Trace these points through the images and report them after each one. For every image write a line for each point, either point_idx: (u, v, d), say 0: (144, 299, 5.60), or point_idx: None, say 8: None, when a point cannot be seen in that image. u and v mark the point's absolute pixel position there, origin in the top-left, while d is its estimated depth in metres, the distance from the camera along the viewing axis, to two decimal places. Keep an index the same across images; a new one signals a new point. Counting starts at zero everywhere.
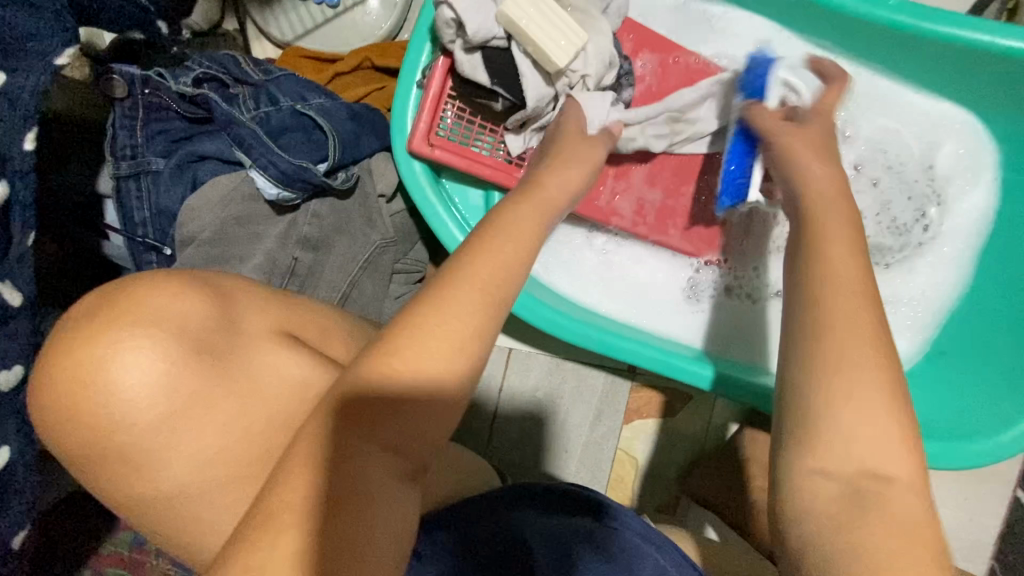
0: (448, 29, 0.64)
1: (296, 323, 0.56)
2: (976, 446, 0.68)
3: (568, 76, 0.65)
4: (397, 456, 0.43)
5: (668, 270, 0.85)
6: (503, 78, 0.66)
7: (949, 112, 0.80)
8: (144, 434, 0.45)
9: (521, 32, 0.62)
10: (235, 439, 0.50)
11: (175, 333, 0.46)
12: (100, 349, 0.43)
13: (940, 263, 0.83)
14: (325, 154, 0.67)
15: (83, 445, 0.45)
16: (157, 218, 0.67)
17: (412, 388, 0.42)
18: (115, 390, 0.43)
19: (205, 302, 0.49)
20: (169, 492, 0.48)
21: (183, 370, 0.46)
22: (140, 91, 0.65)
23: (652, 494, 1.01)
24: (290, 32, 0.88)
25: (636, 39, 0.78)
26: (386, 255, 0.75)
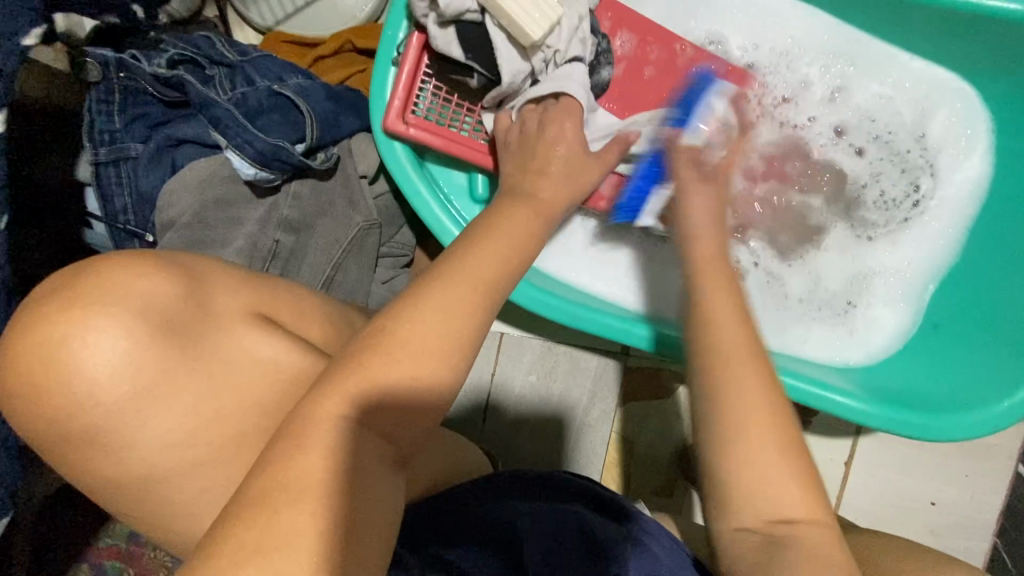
0: (422, 2, 0.64)
1: (271, 303, 0.56)
2: (973, 416, 0.67)
3: (544, 51, 0.64)
4: (372, 431, 0.43)
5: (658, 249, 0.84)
6: (478, 52, 0.65)
7: (939, 78, 0.79)
8: (115, 413, 0.45)
9: (495, 6, 0.60)
10: (214, 418, 0.50)
11: (143, 311, 0.46)
12: (68, 328, 0.43)
13: (935, 233, 0.81)
14: (303, 134, 0.67)
15: (54, 425, 0.45)
16: (138, 204, 0.67)
17: (385, 360, 0.42)
18: (82, 366, 0.43)
19: (173, 281, 0.49)
20: (149, 471, 0.48)
21: (151, 349, 0.46)
22: (115, 74, 0.65)
23: (648, 478, 1.00)
24: (271, 17, 0.87)
25: (614, 17, 0.77)
26: (371, 238, 0.74)
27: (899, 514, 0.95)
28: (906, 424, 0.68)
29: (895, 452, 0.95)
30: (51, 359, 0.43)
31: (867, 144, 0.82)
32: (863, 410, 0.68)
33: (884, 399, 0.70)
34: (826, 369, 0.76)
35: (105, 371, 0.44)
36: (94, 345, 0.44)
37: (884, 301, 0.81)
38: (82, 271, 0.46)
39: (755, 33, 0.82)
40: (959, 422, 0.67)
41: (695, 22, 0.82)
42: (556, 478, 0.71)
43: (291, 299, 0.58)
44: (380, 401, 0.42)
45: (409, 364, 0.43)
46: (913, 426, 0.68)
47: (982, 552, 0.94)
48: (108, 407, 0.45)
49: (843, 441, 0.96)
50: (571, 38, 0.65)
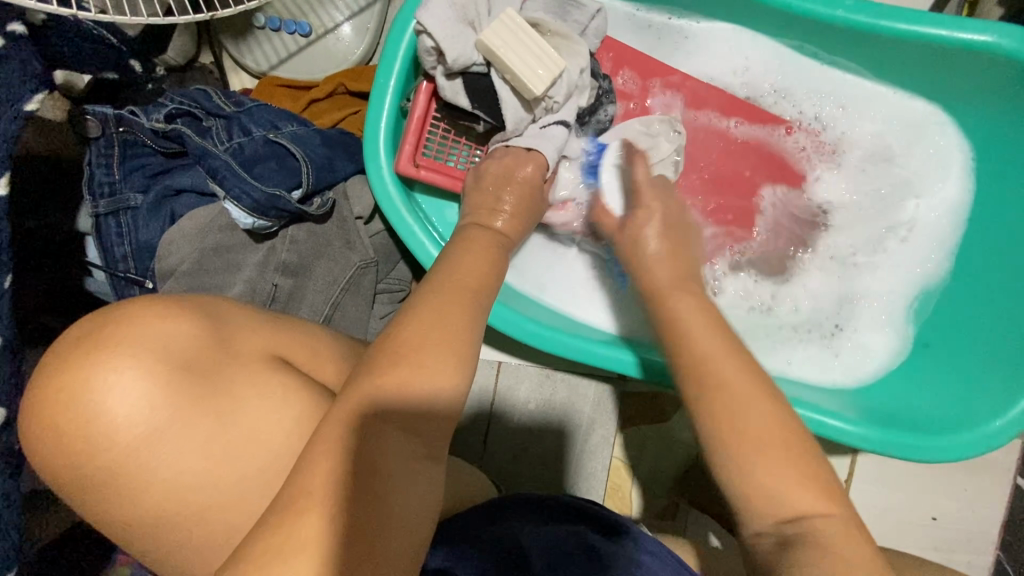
0: (430, 57, 0.66)
1: (285, 345, 0.57)
2: (965, 437, 0.68)
3: (545, 101, 0.67)
4: (373, 488, 0.44)
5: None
6: (483, 102, 0.68)
7: (923, 111, 0.82)
8: (119, 461, 0.46)
9: (499, 60, 0.64)
10: (207, 476, 0.49)
11: (165, 354, 0.47)
12: (90, 377, 0.44)
13: (919, 259, 0.83)
14: (299, 181, 0.68)
15: (66, 474, 0.46)
16: (138, 253, 0.68)
17: (395, 414, 0.46)
18: (100, 412, 0.44)
19: (191, 326, 0.50)
20: (150, 526, 0.48)
21: (168, 393, 0.47)
22: (114, 129, 0.67)
23: (649, 501, 1.01)
24: (265, 62, 0.88)
25: (615, 58, 0.80)
26: (367, 276, 0.76)
27: (901, 531, 0.96)
28: (901, 447, 0.69)
29: (894, 468, 0.96)
30: (75, 399, 0.44)
31: (848, 173, 0.85)
32: (870, 436, 0.69)
33: (879, 423, 0.71)
34: (822, 395, 0.78)
35: (128, 409, 0.45)
36: (117, 386, 0.45)
37: (874, 327, 0.83)
38: (104, 317, 0.47)
39: (742, 67, 0.84)
40: (956, 443, 0.68)
41: (682, 59, 0.85)
42: (554, 502, 0.72)
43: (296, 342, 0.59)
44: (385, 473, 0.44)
45: (411, 404, 0.46)
46: (908, 448, 0.69)
47: (985, 566, 0.94)
48: (127, 448, 0.46)
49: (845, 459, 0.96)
50: (573, 84, 0.67)
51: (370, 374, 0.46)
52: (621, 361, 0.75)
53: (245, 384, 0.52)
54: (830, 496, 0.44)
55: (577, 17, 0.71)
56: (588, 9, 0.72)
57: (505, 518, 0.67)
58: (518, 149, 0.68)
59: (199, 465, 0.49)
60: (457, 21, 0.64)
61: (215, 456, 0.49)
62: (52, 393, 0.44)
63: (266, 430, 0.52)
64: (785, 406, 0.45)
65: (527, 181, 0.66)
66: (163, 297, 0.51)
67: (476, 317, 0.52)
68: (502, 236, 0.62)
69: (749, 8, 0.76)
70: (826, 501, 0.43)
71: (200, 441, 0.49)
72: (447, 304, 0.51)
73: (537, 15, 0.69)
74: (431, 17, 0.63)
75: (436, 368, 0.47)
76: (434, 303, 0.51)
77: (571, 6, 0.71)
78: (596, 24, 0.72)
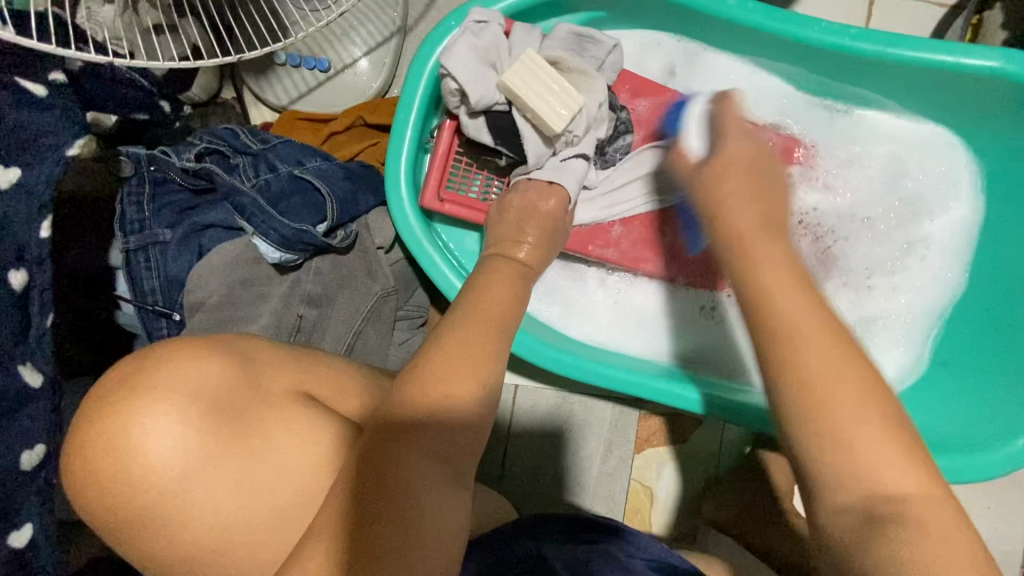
0: (453, 97, 0.69)
1: (312, 381, 0.58)
2: (987, 456, 0.69)
3: (566, 136, 0.69)
4: (409, 527, 0.44)
5: (679, 299, 0.87)
6: (507, 138, 0.70)
7: (935, 132, 0.83)
8: (155, 501, 0.46)
9: (520, 100, 0.66)
10: (241, 508, 0.50)
11: (197, 396, 0.48)
12: (127, 420, 0.45)
13: (934, 278, 0.84)
14: (324, 215, 0.70)
15: (103, 514, 0.46)
16: (167, 286, 0.70)
17: (433, 451, 0.47)
18: (139, 454, 0.45)
19: (225, 365, 0.51)
20: (184, 563, 0.49)
21: (201, 433, 0.48)
22: (146, 168, 0.69)
23: (669, 525, 1.00)
24: (285, 97, 0.91)
25: (631, 89, 0.82)
26: (387, 305, 0.77)
27: None
28: None
29: None
30: (114, 446, 0.45)
31: (862, 194, 0.86)
32: None
33: None
34: None
35: (165, 454, 0.46)
36: (154, 429, 0.46)
37: (889, 347, 0.84)
38: (141, 359, 0.48)
39: (751, 94, 0.86)
40: (977, 463, 0.69)
41: (693, 85, 0.87)
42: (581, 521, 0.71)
43: (324, 374, 0.60)
44: (420, 507, 0.45)
45: (448, 435, 0.47)
46: None
47: None
48: (163, 491, 0.46)
49: None
50: (591, 119, 0.69)
51: (404, 410, 0.47)
52: (644, 386, 0.77)
53: (275, 420, 0.53)
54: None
55: (594, 53, 0.73)
56: (605, 46, 0.73)
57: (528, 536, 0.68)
58: (540, 182, 0.69)
59: (228, 504, 0.49)
60: (479, 63, 0.67)
61: (247, 491, 0.51)
62: (87, 443, 0.45)
63: (299, 465, 0.53)
64: None
65: (550, 213, 0.68)
66: (194, 337, 0.52)
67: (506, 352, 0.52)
68: (526, 267, 0.64)
69: (757, 36, 0.78)
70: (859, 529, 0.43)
71: (233, 479, 0.50)
72: (479, 339, 0.52)
73: (555, 52, 0.71)
74: (455, 62, 0.66)
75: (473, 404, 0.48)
76: (467, 339, 0.52)
77: (589, 43, 0.73)
78: (612, 59, 0.75)
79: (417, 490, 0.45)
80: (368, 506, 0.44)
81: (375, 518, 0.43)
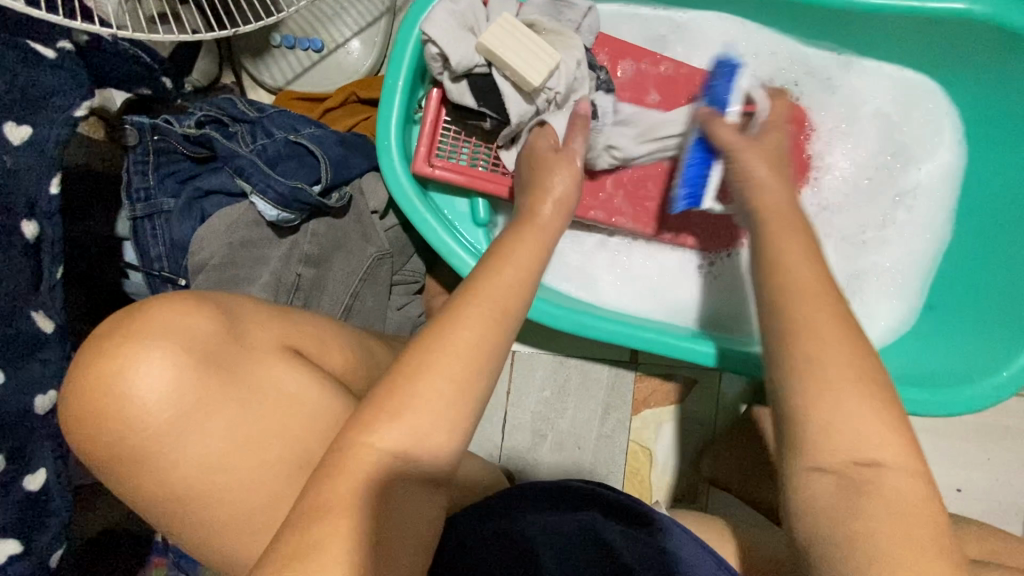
0: (435, 63, 0.71)
1: (296, 337, 0.60)
2: (975, 389, 0.70)
3: (545, 93, 0.71)
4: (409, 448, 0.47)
5: (679, 258, 0.90)
6: (488, 99, 0.73)
7: (914, 82, 0.85)
8: (154, 437, 0.50)
9: (499, 60, 0.69)
10: (237, 445, 0.53)
11: (183, 344, 0.51)
12: (117, 364, 0.48)
13: (921, 226, 0.86)
14: (318, 176, 0.73)
15: (106, 450, 0.50)
16: (172, 251, 0.74)
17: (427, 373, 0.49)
18: (129, 395, 0.49)
19: (212, 316, 0.54)
20: (187, 493, 0.52)
21: (187, 377, 0.51)
22: (150, 138, 0.72)
23: (668, 485, 1.02)
24: (282, 78, 0.95)
25: (610, 53, 0.83)
26: (383, 267, 0.80)
27: None
28: (911, 403, 0.71)
29: None
30: (107, 386, 0.48)
31: (845, 151, 0.88)
32: None
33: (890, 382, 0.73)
34: None
35: (155, 395, 0.49)
36: (141, 374, 0.49)
37: (877, 295, 0.86)
38: (130, 311, 0.52)
39: (732, 54, 0.88)
40: (962, 396, 0.70)
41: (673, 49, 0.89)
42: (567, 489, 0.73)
43: (316, 325, 0.63)
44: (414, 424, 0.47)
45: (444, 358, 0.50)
46: (916, 403, 0.71)
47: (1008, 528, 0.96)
48: (157, 431, 0.50)
49: None
50: (571, 75, 0.71)
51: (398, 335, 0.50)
52: (636, 337, 0.79)
53: (266, 367, 0.55)
54: (829, 435, 0.46)
55: (570, 15, 0.76)
56: (580, 8, 0.77)
57: (514, 509, 0.68)
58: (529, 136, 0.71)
59: (226, 438, 0.52)
60: (458, 28, 0.69)
61: (240, 435, 0.53)
62: (82, 384, 0.48)
63: (295, 399, 0.56)
64: (784, 348, 0.48)
65: None
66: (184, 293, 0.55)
67: (503, 286, 0.55)
68: None
69: None
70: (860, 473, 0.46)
71: (225, 421, 0.52)
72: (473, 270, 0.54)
73: (533, 16, 0.74)
74: (435, 27, 0.68)
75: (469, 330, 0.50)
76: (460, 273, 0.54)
77: (564, 8, 0.76)
78: (590, 20, 0.78)
79: (410, 410, 0.47)
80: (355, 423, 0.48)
81: (371, 438, 0.47)
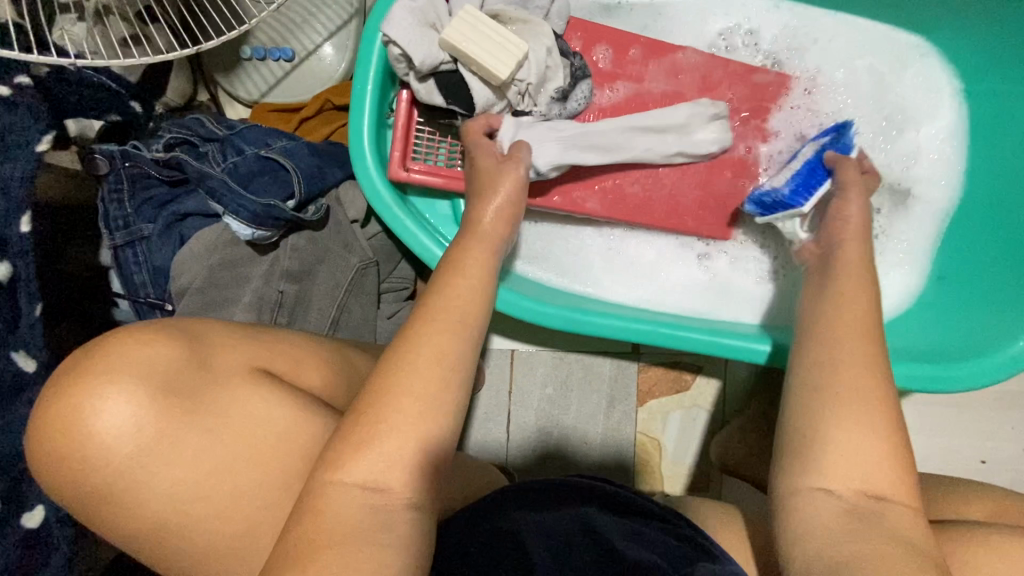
0: (400, 64, 0.68)
1: (267, 358, 0.59)
2: (990, 361, 0.67)
3: (516, 85, 0.70)
4: (390, 474, 0.46)
5: (668, 245, 0.87)
6: (456, 96, 0.70)
7: (911, 42, 0.83)
8: (115, 475, 0.48)
9: (463, 54, 0.66)
10: (205, 474, 0.51)
11: (146, 378, 0.49)
12: (82, 402, 0.47)
13: (925, 193, 0.83)
14: (291, 191, 0.72)
15: (73, 488, 0.48)
16: (156, 277, 0.73)
17: (409, 394, 0.47)
18: (93, 434, 0.47)
19: (172, 348, 0.52)
20: (163, 528, 0.51)
21: (154, 414, 0.49)
22: (121, 164, 0.71)
23: (681, 475, 1.00)
24: (256, 91, 0.94)
25: (585, 35, 0.79)
26: (368, 277, 0.79)
27: (950, 478, 0.95)
28: (925, 379, 0.68)
29: (927, 412, 0.96)
30: (69, 425, 0.47)
31: (840, 120, 0.84)
32: None
33: (902, 358, 0.70)
34: None
35: (116, 432, 0.48)
36: (103, 411, 0.48)
37: (884, 267, 0.83)
38: (92, 348, 0.50)
39: (716, 26, 0.85)
40: (974, 371, 0.68)
41: (655, 27, 0.85)
42: (557, 482, 0.69)
43: (282, 350, 0.61)
44: (393, 443, 0.45)
45: (428, 378, 0.47)
46: (927, 379, 0.68)
47: None
48: (118, 469, 0.48)
49: None
50: (539, 63, 0.70)
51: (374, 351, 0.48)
52: (631, 329, 0.75)
53: (232, 399, 0.54)
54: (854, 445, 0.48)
55: (538, 2, 0.73)
56: None
57: (514, 506, 0.65)
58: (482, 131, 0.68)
59: (192, 475, 0.51)
60: (419, 25, 0.67)
61: (209, 468, 0.51)
62: (47, 426, 0.47)
63: (273, 418, 0.54)
64: None
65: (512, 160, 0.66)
66: (149, 323, 0.54)
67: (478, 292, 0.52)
68: (502, 218, 0.61)
69: None
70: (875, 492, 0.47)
71: (191, 455, 0.51)
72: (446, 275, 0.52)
73: (497, 6, 0.71)
74: (395, 27, 0.66)
75: (440, 334, 0.49)
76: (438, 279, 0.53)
77: None
78: (558, 6, 0.75)
79: (402, 425, 0.46)
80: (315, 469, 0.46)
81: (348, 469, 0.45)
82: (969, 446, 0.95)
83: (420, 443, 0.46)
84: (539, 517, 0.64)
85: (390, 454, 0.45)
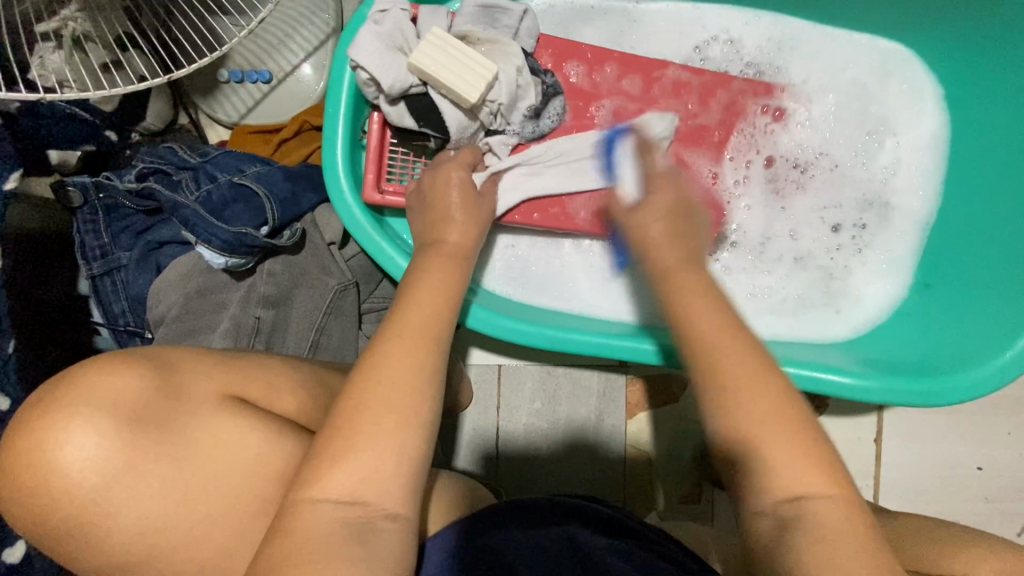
0: (369, 87, 0.68)
1: (241, 385, 0.59)
2: (975, 374, 0.66)
3: (487, 106, 0.70)
4: (354, 509, 0.45)
5: None
6: (428, 119, 0.70)
7: (888, 51, 0.82)
8: (71, 520, 0.47)
9: (432, 77, 0.66)
10: (171, 510, 0.51)
11: (117, 409, 0.48)
12: (51, 434, 0.46)
13: (909, 202, 0.82)
14: (265, 218, 0.72)
15: (34, 528, 0.48)
16: (134, 306, 0.73)
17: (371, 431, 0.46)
18: (61, 468, 0.46)
19: (145, 377, 0.52)
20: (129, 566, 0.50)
21: (126, 445, 0.48)
22: (95, 195, 0.72)
23: (673, 486, 0.99)
24: (235, 113, 0.94)
25: (555, 53, 0.78)
26: (349, 299, 0.78)
27: (947, 486, 0.93)
28: (910, 393, 0.66)
29: (922, 420, 0.94)
30: (28, 464, 0.45)
31: (824, 130, 0.83)
32: (866, 386, 0.67)
33: (886, 371, 0.69)
34: (817, 352, 0.75)
35: (84, 466, 0.47)
36: (71, 443, 0.46)
37: (868, 277, 0.82)
38: (63, 378, 0.49)
39: (692, 38, 0.84)
40: (959, 383, 0.66)
41: (631, 40, 0.84)
42: (550, 499, 0.70)
43: (256, 375, 0.61)
44: (355, 482, 0.45)
45: (391, 410, 0.46)
46: (912, 393, 0.67)
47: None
48: (83, 504, 0.47)
49: (868, 417, 0.94)
50: (510, 83, 0.69)
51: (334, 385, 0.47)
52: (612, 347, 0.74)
53: (209, 424, 0.54)
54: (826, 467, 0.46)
55: (506, 21, 0.73)
56: (515, 11, 0.73)
57: (493, 528, 0.63)
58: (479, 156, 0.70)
59: (162, 505, 0.50)
60: (387, 49, 0.66)
61: (176, 498, 0.51)
62: (4, 463, 0.46)
63: (243, 451, 0.54)
64: None
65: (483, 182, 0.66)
66: (126, 351, 0.54)
67: (442, 318, 0.52)
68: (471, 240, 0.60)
69: None
70: (854, 496, 0.46)
71: (159, 486, 0.50)
72: (412, 308, 0.52)
73: (464, 27, 0.71)
74: (361, 53, 0.65)
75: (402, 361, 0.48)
76: (404, 309, 0.52)
77: (500, 13, 0.74)
78: (527, 24, 0.74)
79: (366, 459, 0.45)
80: (307, 475, 0.46)
81: (310, 506, 0.44)
82: (966, 453, 0.93)
83: (384, 479, 0.45)
84: (524, 535, 0.62)
85: (354, 491, 0.45)
